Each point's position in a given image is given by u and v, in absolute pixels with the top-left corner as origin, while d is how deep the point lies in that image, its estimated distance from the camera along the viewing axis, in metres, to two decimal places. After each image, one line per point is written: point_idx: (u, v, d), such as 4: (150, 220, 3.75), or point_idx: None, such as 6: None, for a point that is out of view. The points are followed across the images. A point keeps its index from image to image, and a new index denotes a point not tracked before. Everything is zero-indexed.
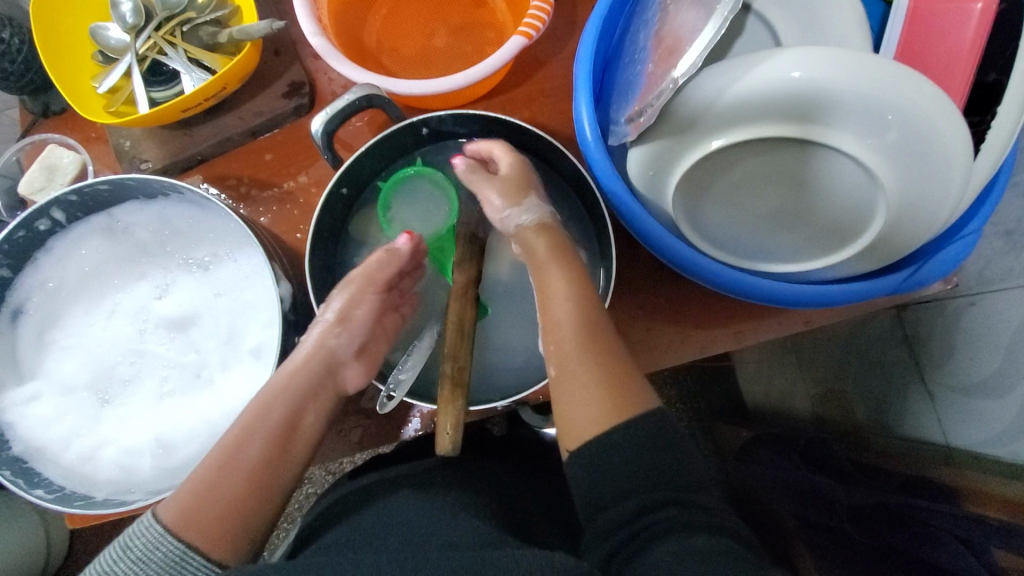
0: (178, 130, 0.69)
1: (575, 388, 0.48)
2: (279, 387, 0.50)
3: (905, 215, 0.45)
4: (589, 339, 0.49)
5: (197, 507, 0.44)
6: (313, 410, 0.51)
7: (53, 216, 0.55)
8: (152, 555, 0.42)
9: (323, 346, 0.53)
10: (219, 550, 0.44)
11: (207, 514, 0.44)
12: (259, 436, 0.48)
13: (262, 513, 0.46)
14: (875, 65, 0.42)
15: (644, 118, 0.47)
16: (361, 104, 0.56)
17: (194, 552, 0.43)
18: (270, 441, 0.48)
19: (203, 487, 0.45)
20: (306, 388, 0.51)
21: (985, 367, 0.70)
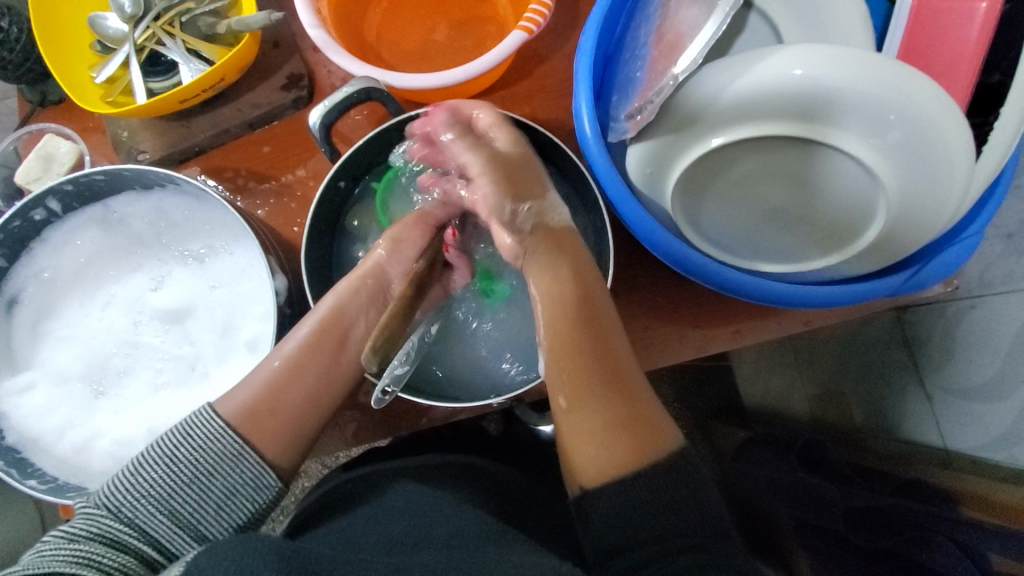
0: (175, 121, 0.68)
1: (590, 419, 0.44)
2: (338, 308, 0.51)
3: (905, 217, 0.45)
4: (599, 355, 0.45)
5: (258, 409, 0.46)
6: (363, 328, 0.51)
7: (49, 206, 0.55)
8: (213, 445, 0.44)
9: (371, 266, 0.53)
10: (273, 453, 0.46)
11: (267, 419, 0.46)
12: (312, 353, 0.49)
13: (308, 424, 0.48)
14: (877, 64, 0.42)
15: (644, 115, 0.47)
16: (359, 97, 0.56)
17: (250, 449, 0.45)
18: (321, 359, 0.49)
19: (261, 391, 0.47)
20: (363, 301, 0.52)
21: (985, 370, 0.70)
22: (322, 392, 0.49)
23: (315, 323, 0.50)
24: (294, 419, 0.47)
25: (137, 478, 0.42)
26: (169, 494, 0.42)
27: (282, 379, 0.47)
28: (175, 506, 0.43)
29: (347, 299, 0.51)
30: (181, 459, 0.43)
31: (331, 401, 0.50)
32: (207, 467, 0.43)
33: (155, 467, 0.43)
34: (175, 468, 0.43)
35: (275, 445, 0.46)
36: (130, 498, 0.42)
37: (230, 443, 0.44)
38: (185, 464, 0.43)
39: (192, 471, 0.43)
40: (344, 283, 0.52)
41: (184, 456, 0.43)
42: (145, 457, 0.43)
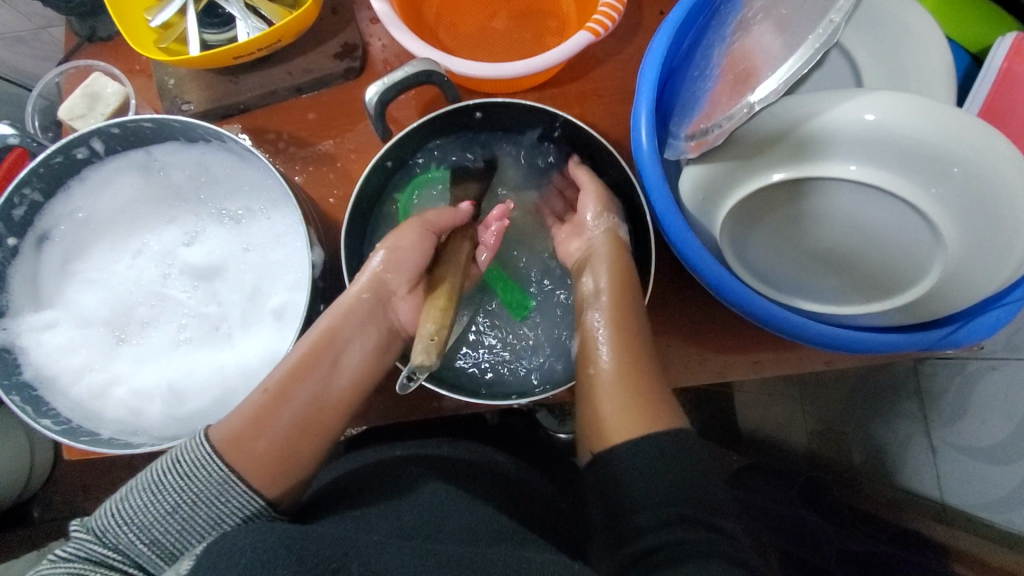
0: (224, 76, 0.67)
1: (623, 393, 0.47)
2: (334, 327, 0.50)
3: (954, 274, 0.45)
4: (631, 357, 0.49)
5: (246, 432, 0.44)
6: (359, 348, 0.50)
7: (93, 146, 0.54)
8: (199, 472, 0.42)
9: (370, 271, 0.53)
10: (264, 486, 0.43)
11: (256, 445, 0.44)
12: (313, 373, 0.48)
13: (301, 454, 0.46)
14: (953, 119, 0.41)
15: (710, 138, 0.46)
16: (420, 79, 0.55)
17: (238, 482, 0.42)
18: (324, 380, 0.48)
19: (247, 417, 0.44)
20: (355, 314, 0.51)
21: (996, 433, 0.71)
22: (325, 413, 0.47)
23: (314, 342, 0.49)
24: (285, 444, 0.45)
25: (125, 504, 0.42)
26: (150, 524, 0.41)
27: (278, 402, 0.46)
28: (156, 536, 0.41)
29: (344, 319, 0.50)
30: (165, 488, 0.41)
31: (330, 425, 0.48)
32: (190, 496, 0.41)
33: (140, 494, 0.42)
34: (159, 496, 0.41)
35: (263, 475, 0.43)
36: (114, 524, 0.41)
37: (214, 472, 0.42)
38: (169, 493, 0.41)
39: (173, 501, 0.41)
40: (340, 303, 0.51)
41: (169, 485, 0.41)
42: (134, 485, 0.43)
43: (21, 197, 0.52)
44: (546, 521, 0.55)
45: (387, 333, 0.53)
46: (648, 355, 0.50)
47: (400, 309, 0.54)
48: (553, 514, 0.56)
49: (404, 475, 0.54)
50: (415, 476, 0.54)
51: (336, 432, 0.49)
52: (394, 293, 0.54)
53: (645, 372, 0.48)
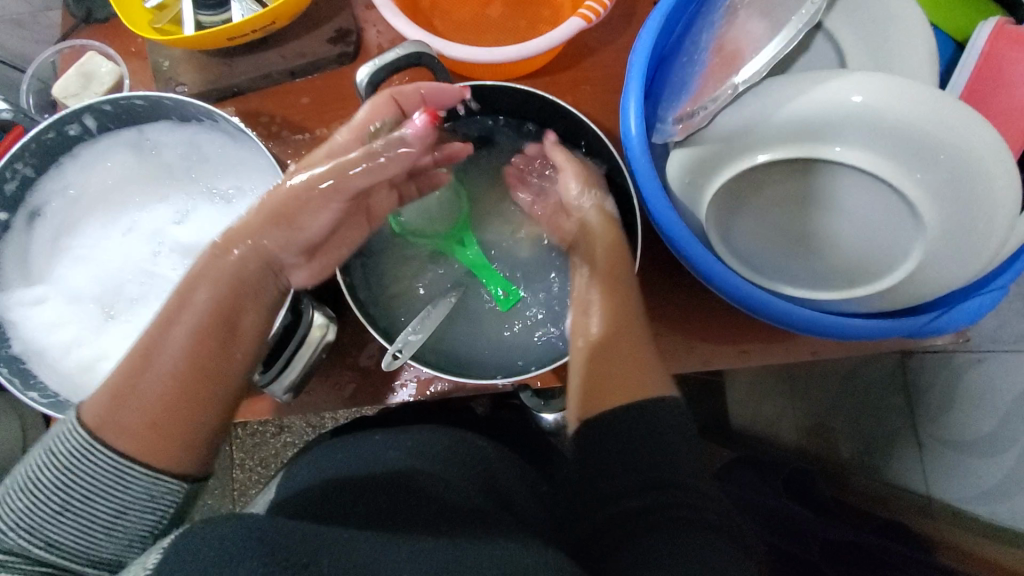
0: (218, 58, 0.68)
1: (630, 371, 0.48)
2: (193, 282, 0.43)
3: (937, 259, 0.45)
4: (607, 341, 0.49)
5: (118, 405, 0.40)
6: (255, 312, 0.45)
7: (84, 122, 0.55)
8: (81, 466, 0.39)
9: (249, 241, 0.45)
10: (162, 461, 0.40)
11: (128, 419, 0.40)
12: (195, 326, 0.42)
13: (199, 420, 0.41)
14: (941, 103, 0.41)
15: (696, 121, 0.47)
16: (410, 60, 0.55)
17: (133, 465, 0.40)
18: (201, 333, 0.42)
19: (117, 395, 0.40)
20: (236, 278, 0.44)
21: (982, 425, 0.74)
22: (208, 373, 0.42)
23: (170, 303, 0.43)
24: (162, 409, 0.40)
25: (10, 506, 0.39)
26: (41, 524, 0.39)
27: (144, 365, 0.41)
28: (51, 537, 0.39)
29: (201, 279, 0.43)
30: (47, 486, 0.39)
31: (213, 388, 0.42)
32: (82, 492, 0.39)
33: (22, 496, 0.40)
34: (44, 495, 0.39)
35: (155, 449, 0.40)
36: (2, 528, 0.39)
37: (102, 464, 0.39)
38: (54, 491, 0.39)
39: (63, 497, 0.39)
40: (208, 264, 0.44)
41: (50, 483, 0.39)
42: (14, 484, 0.40)
43: (13, 171, 0.53)
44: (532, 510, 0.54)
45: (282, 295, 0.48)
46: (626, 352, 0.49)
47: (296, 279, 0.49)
48: (533, 500, 0.54)
49: (381, 462, 0.52)
50: (391, 460, 0.52)
51: (233, 393, 0.44)
52: (286, 263, 0.48)
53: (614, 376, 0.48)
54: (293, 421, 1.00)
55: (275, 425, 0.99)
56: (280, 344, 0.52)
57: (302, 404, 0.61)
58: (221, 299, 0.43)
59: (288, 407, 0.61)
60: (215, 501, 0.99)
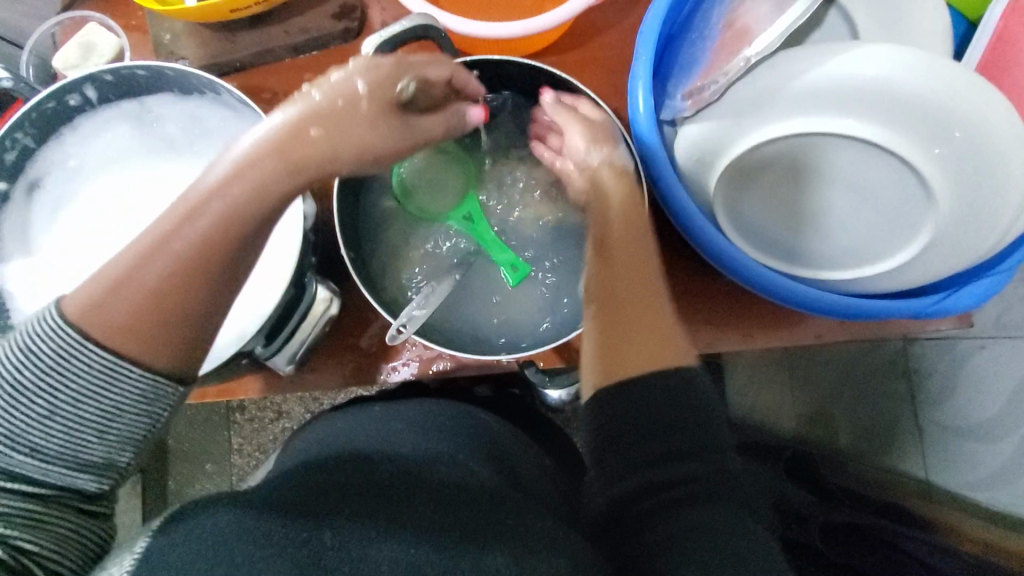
0: (219, 31, 0.67)
1: (643, 321, 0.41)
2: (223, 175, 0.35)
3: (947, 239, 0.45)
4: (604, 291, 0.42)
5: (104, 304, 0.34)
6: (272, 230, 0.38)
7: (85, 93, 0.54)
8: (70, 367, 0.34)
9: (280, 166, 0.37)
10: (154, 356, 0.35)
11: (109, 318, 0.34)
12: (198, 196, 0.35)
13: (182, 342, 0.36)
14: (957, 76, 0.41)
15: (707, 94, 0.47)
16: (417, 33, 0.54)
17: (123, 367, 0.35)
18: (221, 207, 0.35)
19: (103, 276, 0.35)
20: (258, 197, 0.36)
21: (987, 409, 0.78)
22: (209, 255, 0.35)
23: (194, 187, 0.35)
24: (155, 307, 0.35)
25: None
26: (25, 428, 0.35)
27: (146, 258, 0.35)
28: (37, 443, 0.35)
29: (250, 166, 0.35)
30: (29, 387, 0.34)
31: (215, 265, 0.35)
32: (69, 394, 0.34)
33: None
34: (23, 400, 0.34)
35: (145, 341, 0.35)
36: None
37: (94, 367, 0.34)
38: (36, 394, 0.34)
39: (50, 400, 0.34)
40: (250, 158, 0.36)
41: (31, 380, 0.34)
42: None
43: (13, 141, 0.52)
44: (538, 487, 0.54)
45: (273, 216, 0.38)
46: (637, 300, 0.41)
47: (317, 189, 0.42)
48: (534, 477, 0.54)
49: (382, 433, 0.52)
50: (395, 430, 0.52)
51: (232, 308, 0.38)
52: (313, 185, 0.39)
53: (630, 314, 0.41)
54: (291, 405, 0.99)
55: (274, 410, 0.98)
56: (288, 315, 0.52)
57: (303, 382, 0.60)
58: (236, 193, 0.35)
59: (290, 385, 0.60)
60: (215, 484, 0.99)
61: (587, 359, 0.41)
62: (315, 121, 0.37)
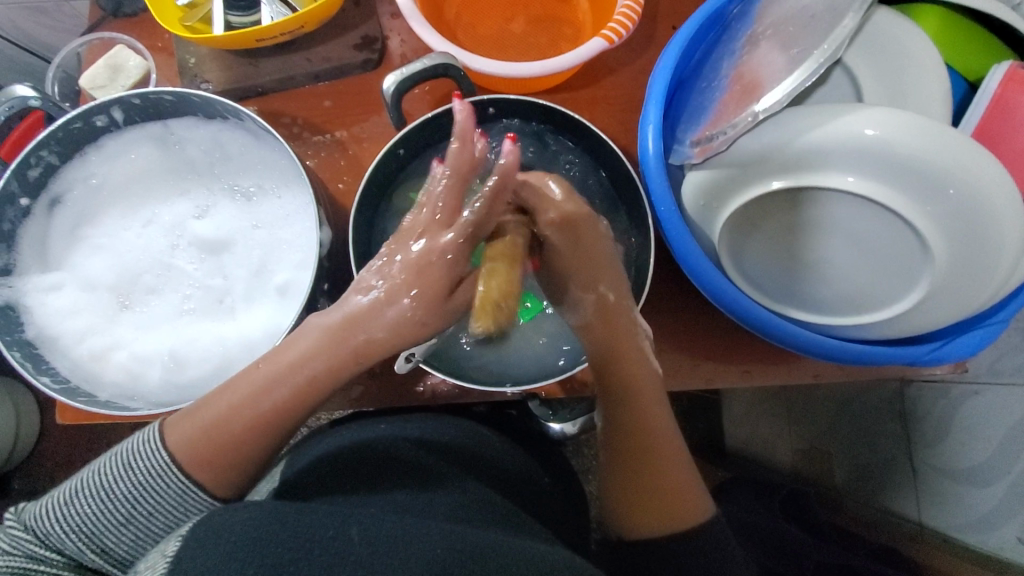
0: (244, 57, 0.69)
1: (658, 489, 0.48)
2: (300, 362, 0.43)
3: (943, 291, 0.46)
4: (630, 435, 0.49)
5: (203, 439, 0.43)
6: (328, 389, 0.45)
7: (112, 115, 0.55)
8: (152, 486, 0.42)
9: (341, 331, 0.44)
10: (215, 490, 0.43)
11: (206, 452, 0.43)
12: (280, 369, 0.43)
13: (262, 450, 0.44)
14: (952, 137, 0.43)
15: (716, 143, 0.48)
16: (436, 71, 0.56)
17: (197, 491, 0.43)
18: (283, 389, 0.43)
19: (199, 411, 0.44)
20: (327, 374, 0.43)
21: (977, 455, 0.74)
22: (271, 416, 0.43)
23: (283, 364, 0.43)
24: (237, 441, 0.43)
25: (70, 509, 0.42)
26: (104, 529, 0.42)
27: (240, 409, 0.43)
28: (108, 543, 0.43)
29: (308, 347, 0.43)
30: (116, 496, 0.42)
31: (292, 422, 0.44)
32: (142, 509, 0.42)
33: (88, 501, 0.42)
34: (108, 507, 0.42)
35: (212, 473, 0.43)
36: (61, 528, 0.42)
37: (169, 486, 0.42)
38: (121, 502, 0.42)
39: (125, 513, 0.42)
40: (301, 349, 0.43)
41: (122, 493, 0.42)
42: (83, 484, 0.43)
43: (38, 158, 0.53)
44: (539, 504, 0.57)
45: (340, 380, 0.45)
46: (653, 466, 0.48)
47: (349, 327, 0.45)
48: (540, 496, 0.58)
49: (395, 451, 0.55)
50: (408, 450, 0.55)
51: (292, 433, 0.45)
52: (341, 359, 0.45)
53: (646, 475, 0.48)
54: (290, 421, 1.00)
55: None
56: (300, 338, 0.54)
57: None
58: (308, 370, 0.43)
59: None
60: None
61: (611, 508, 0.50)
62: (376, 329, 0.43)
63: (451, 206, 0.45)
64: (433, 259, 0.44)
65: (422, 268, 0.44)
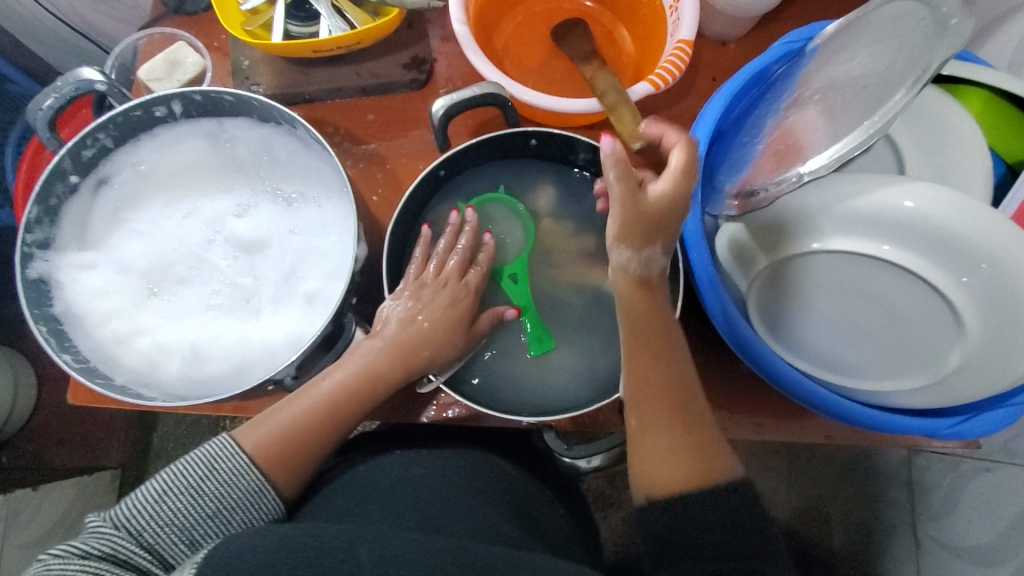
0: (295, 65, 0.71)
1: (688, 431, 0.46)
2: (367, 365, 0.51)
3: (971, 365, 0.47)
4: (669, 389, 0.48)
5: (276, 443, 0.48)
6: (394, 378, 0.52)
7: (171, 107, 0.57)
8: (238, 481, 0.46)
9: (399, 333, 0.53)
10: (285, 492, 0.48)
11: (280, 455, 0.48)
12: (346, 377, 0.51)
13: (319, 449, 0.49)
14: (994, 219, 0.42)
15: (757, 199, 0.50)
16: (485, 100, 0.57)
17: (268, 490, 0.47)
18: (348, 391, 0.50)
19: (271, 415, 0.49)
20: (393, 366, 0.52)
21: (983, 535, 0.80)
22: (329, 424, 0.50)
23: (355, 374, 0.51)
24: (305, 436, 0.49)
25: (160, 505, 0.44)
26: (191, 525, 0.44)
27: (311, 412, 0.49)
28: (196, 536, 0.45)
29: (366, 354, 0.51)
30: (206, 493, 0.45)
31: (353, 413, 0.50)
32: (228, 503, 0.45)
33: (179, 498, 0.44)
34: (198, 502, 0.44)
35: (282, 474, 0.48)
36: (153, 524, 0.43)
37: (254, 482, 0.46)
38: (209, 498, 0.45)
39: (216, 506, 0.45)
40: (360, 358, 0.51)
41: (210, 490, 0.45)
42: (169, 485, 0.44)
43: (94, 140, 0.55)
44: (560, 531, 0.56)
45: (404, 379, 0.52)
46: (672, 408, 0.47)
47: (417, 353, 0.53)
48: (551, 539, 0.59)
49: (405, 477, 0.55)
50: (421, 480, 0.55)
51: (352, 429, 0.51)
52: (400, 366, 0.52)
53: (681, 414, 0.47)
54: None
55: None
56: (323, 348, 0.54)
57: None
58: (366, 376, 0.51)
59: None
60: None
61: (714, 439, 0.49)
62: (426, 345, 0.53)
63: (459, 264, 0.57)
64: (467, 294, 0.56)
65: (457, 301, 0.55)
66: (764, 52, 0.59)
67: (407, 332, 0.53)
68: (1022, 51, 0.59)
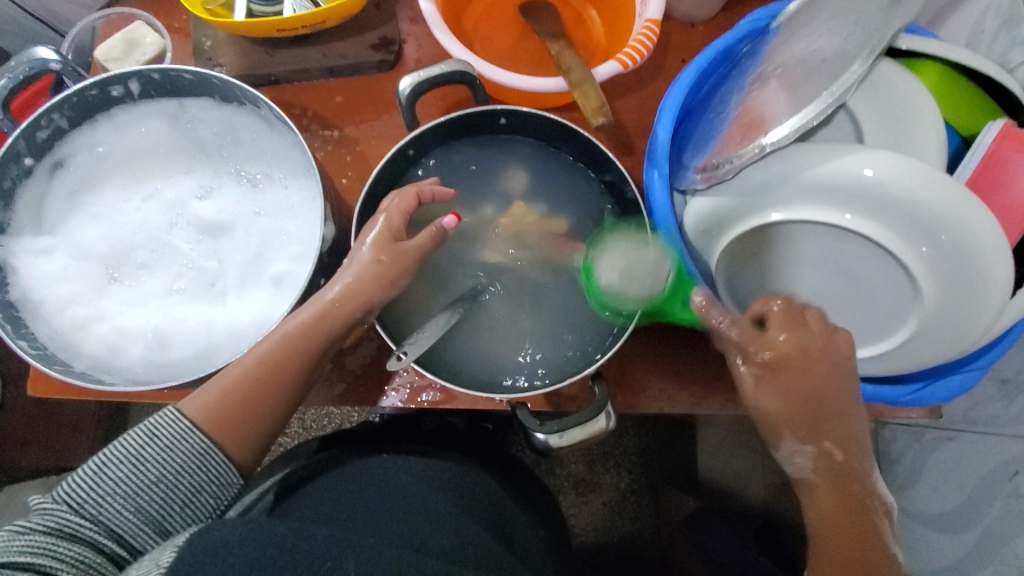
0: (260, 45, 0.69)
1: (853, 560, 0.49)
2: (313, 322, 0.48)
3: (929, 331, 0.48)
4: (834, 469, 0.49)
5: (225, 411, 0.46)
6: (335, 328, 0.49)
7: (129, 86, 0.55)
8: (179, 445, 0.44)
9: (338, 281, 0.49)
10: (235, 453, 0.46)
11: (230, 420, 0.46)
12: (286, 330, 0.47)
13: (276, 426, 0.49)
14: (950, 187, 0.43)
15: (721, 171, 0.51)
16: (453, 77, 0.56)
17: (217, 454, 0.45)
18: (288, 349, 0.47)
19: (210, 381, 0.47)
20: (326, 321, 0.49)
21: (944, 503, 0.80)
22: (274, 390, 0.48)
23: (295, 328, 0.48)
24: (253, 399, 0.47)
25: (101, 477, 0.43)
26: (135, 492, 0.43)
27: (260, 375, 0.47)
28: (142, 504, 0.43)
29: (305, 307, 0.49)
30: (147, 460, 0.43)
31: (301, 377, 0.49)
32: (173, 468, 0.44)
33: (118, 467, 0.43)
34: (139, 469, 0.43)
35: (231, 437, 0.46)
36: (94, 496, 0.42)
37: (194, 445, 0.45)
38: (151, 464, 0.43)
39: (158, 472, 0.43)
40: (302, 314, 0.48)
41: (151, 457, 0.43)
42: (108, 456, 0.43)
43: (48, 120, 0.53)
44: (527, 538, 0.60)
45: (347, 327, 0.50)
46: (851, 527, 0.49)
47: (356, 301, 0.49)
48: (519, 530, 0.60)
49: (388, 477, 0.59)
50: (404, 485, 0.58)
51: (303, 389, 0.50)
52: (336, 307, 0.49)
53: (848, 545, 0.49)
54: None
55: None
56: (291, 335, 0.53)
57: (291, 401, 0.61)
58: (303, 336, 0.48)
59: None
60: None
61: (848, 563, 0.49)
62: (362, 284, 0.49)
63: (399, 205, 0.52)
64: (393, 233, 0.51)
65: (385, 250, 0.50)
66: (730, 30, 0.58)
67: (343, 277, 0.49)
68: (979, 30, 0.60)
